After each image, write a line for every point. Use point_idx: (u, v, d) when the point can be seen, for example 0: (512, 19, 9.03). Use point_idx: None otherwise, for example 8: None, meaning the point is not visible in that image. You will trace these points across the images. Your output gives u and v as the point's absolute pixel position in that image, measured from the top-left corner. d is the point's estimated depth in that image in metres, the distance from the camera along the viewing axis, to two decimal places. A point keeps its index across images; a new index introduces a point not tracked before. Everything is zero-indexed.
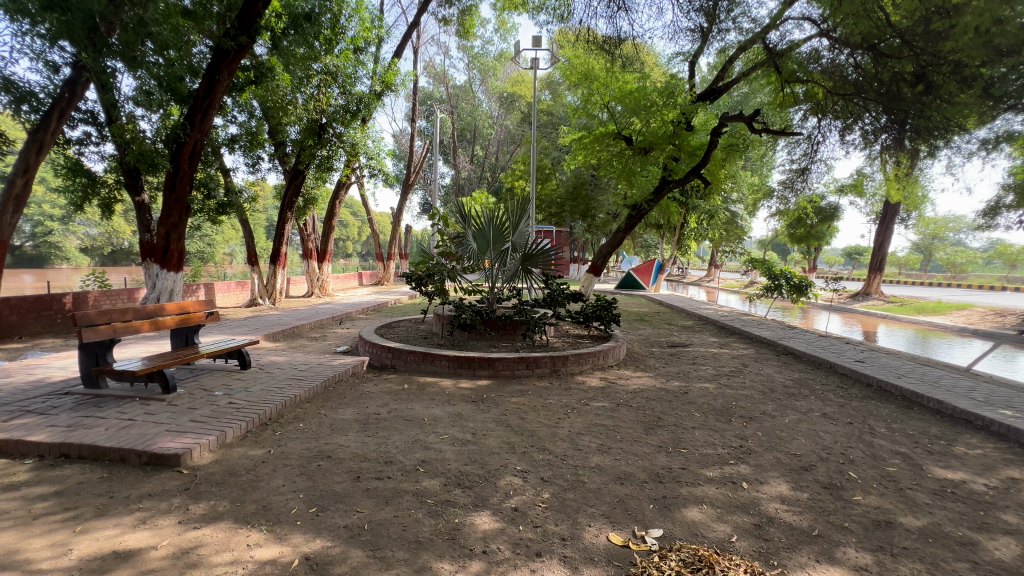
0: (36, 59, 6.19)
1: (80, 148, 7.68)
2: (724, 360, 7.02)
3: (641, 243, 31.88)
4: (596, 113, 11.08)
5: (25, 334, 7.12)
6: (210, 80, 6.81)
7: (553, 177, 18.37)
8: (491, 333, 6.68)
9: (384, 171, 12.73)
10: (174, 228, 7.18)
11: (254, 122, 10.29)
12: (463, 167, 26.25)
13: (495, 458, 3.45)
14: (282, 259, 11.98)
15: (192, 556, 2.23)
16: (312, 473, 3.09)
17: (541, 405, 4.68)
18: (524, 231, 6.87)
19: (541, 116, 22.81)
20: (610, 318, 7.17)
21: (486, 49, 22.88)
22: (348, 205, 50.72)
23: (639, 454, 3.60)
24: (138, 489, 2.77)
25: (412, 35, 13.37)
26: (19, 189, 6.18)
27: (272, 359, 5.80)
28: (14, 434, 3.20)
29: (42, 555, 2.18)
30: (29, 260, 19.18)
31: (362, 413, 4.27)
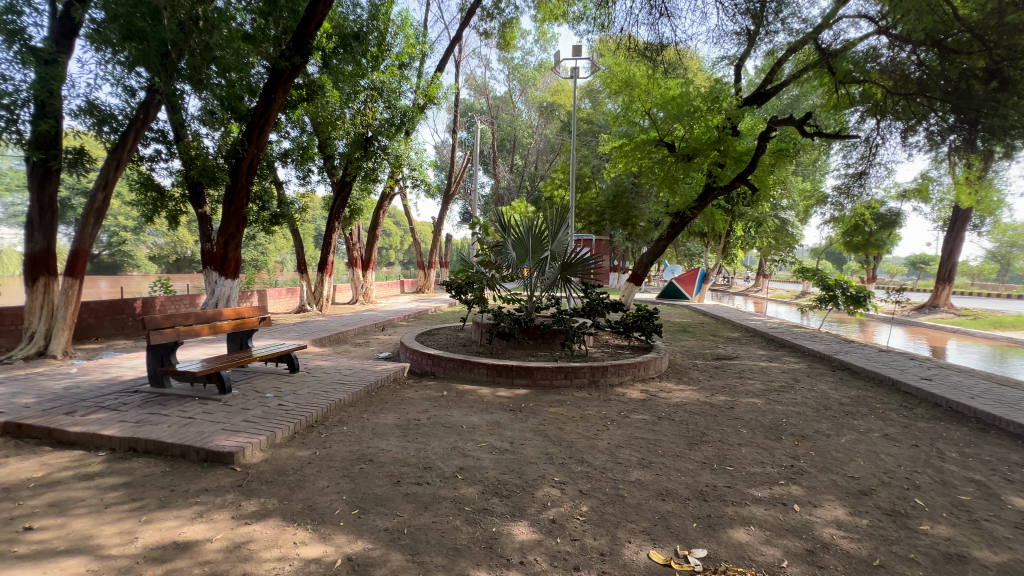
0: (116, 85, 6.79)
1: (152, 164, 8.33)
2: (774, 374, 6.70)
3: (685, 251, 31.14)
4: (638, 120, 10.99)
5: (100, 336, 7.73)
6: (267, 98, 7.22)
7: (594, 185, 18.20)
8: (529, 342, 6.69)
9: (427, 182, 13.05)
10: (232, 238, 7.62)
11: (305, 136, 10.75)
12: (502, 176, 26.61)
13: (534, 468, 3.43)
14: (329, 267, 12.49)
15: (244, 550, 2.34)
16: (355, 475, 3.18)
17: (580, 416, 4.63)
18: (563, 240, 6.88)
19: (581, 125, 22.82)
20: (652, 329, 7.01)
21: (526, 60, 23.21)
22: (392, 215, 52.38)
23: (682, 470, 3.49)
24: (197, 484, 2.94)
25: (454, 49, 13.72)
26: (99, 203, 6.57)
27: (319, 363, 6.03)
28: (89, 427, 3.47)
29: (112, 542, 2.35)
30: (105, 267, 20.86)
31: (404, 418, 4.36)
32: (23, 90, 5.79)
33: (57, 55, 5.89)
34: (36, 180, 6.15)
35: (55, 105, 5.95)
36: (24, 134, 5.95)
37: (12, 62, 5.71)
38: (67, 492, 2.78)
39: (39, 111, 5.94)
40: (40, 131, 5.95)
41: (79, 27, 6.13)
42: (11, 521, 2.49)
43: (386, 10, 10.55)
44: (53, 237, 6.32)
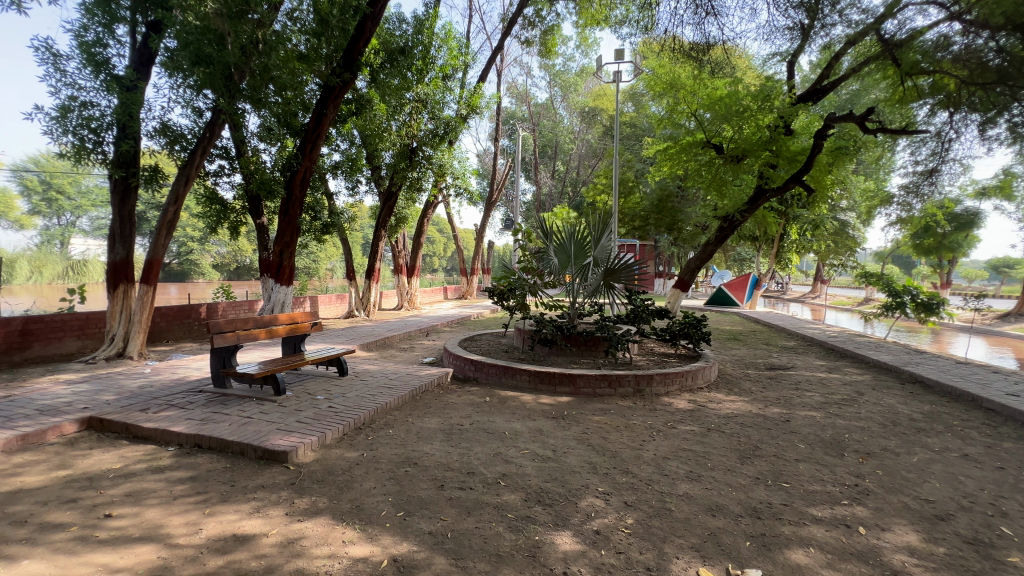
0: (186, 106, 7.34)
1: (216, 179, 8.93)
2: (835, 387, 6.29)
3: (735, 255, 30.01)
4: (683, 122, 10.74)
5: (170, 338, 8.33)
6: (318, 114, 7.58)
7: (637, 189, 17.85)
8: (572, 349, 6.62)
9: (469, 190, 13.27)
10: (287, 246, 8.01)
11: (354, 149, 11.17)
12: (544, 182, 26.72)
13: (577, 477, 3.38)
14: (376, 274, 12.89)
15: (297, 546, 2.44)
16: (400, 477, 3.25)
17: (624, 426, 4.52)
18: (606, 246, 6.84)
19: (624, 129, 22.53)
20: (700, 337, 6.76)
21: (567, 66, 23.20)
22: (436, 222, 53.52)
23: (733, 485, 3.33)
24: (254, 481, 3.10)
25: (496, 59, 13.90)
26: (171, 215, 7.08)
27: (367, 367, 6.23)
28: (160, 423, 3.74)
29: (179, 532, 2.51)
30: (175, 275, 22.57)
31: (447, 423, 4.42)
32: (107, 114, 6.39)
33: (136, 81, 6.46)
34: (118, 196, 6.72)
35: (134, 127, 6.51)
36: (108, 154, 6.53)
37: (98, 89, 6.31)
38: (141, 483, 3.01)
39: (120, 133, 6.52)
40: (121, 152, 6.52)
41: (155, 55, 6.69)
42: (93, 507, 2.71)
43: (431, 24, 10.88)
44: (131, 248, 6.87)
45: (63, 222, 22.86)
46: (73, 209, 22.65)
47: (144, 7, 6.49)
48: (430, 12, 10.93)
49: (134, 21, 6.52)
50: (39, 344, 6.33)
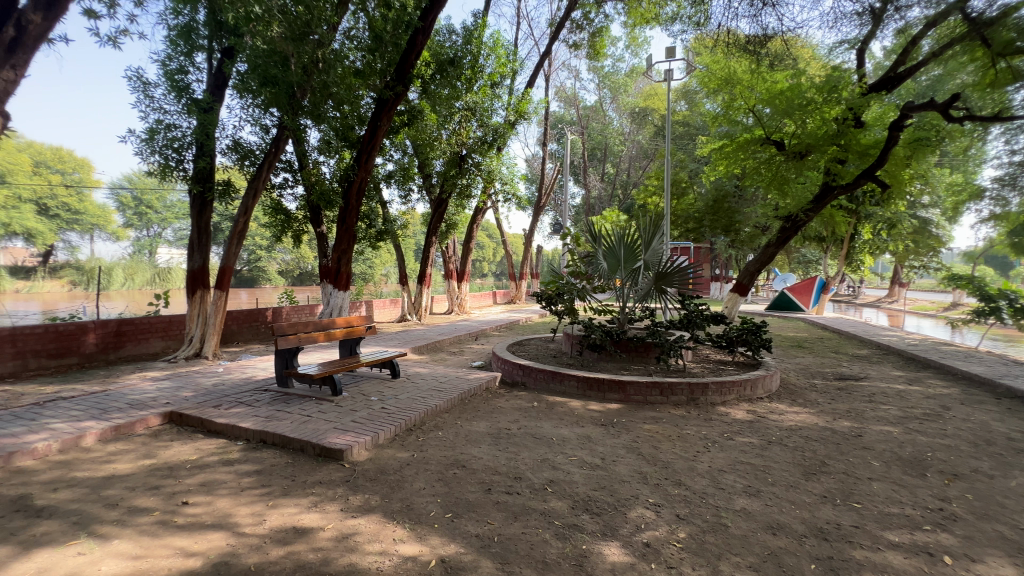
0: (254, 124, 7.89)
1: (281, 191, 9.54)
2: (916, 400, 5.74)
3: (799, 257, 28.28)
4: (740, 119, 10.29)
5: (240, 340, 8.97)
6: (373, 126, 7.89)
7: (691, 190, 17.22)
8: (622, 354, 6.49)
9: (518, 195, 13.37)
10: (344, 253, 8.37)
11: (406, 158, 11.54)
12: (594, 185, 26.48)
13: (626, 487, 3.29)
14: (427, 279, 13.25)
15: (351, 541, 2.54)
16: (449, 479, 3.31)
17: (677, 435, 4.36)
18: (657, 249, 6.63)
19: (676, 128, 21.89)
20: (759, 344, 6.41)
21: (617, 67, 22.89)
22: (486, 227, 54.24)
23: (797, 503, 3.12)
24: (313, 476, 3.27)
25: (544, 64, 13.94)
26: (241, 225, 7.63)
27: (418, 370, 6.40)
28: (230, 420, 4.03)
29: (246, 521, 2.68)
30: (245, 281, 24.33)
31: (495, 427, 4.45)
32: (187, 135, 7.00)
33: (213, 104, 7.04)
34: (196, 209, 7.34)
35: (210, 146, 7.09)
36: (188, 171, 7.14)
37: (180, 112, 6.93)
38: (214, 474, 3.25)
39: (198, 151, 7.11)
40: (200, 168, 7.11)
41: (229, 79, 7.27)
42: (172, 495, 2.96)
43: (479, 33, 11.10)
44: (207, 256, 7.46)
45: (151, 233, 25.32)
46: (160, 222, 25.04)
47: (219, 35, 7.06)
48: (479, 22, 11.15)
49: (211, 48, 7.13)
50: (130, 344, 7.00)
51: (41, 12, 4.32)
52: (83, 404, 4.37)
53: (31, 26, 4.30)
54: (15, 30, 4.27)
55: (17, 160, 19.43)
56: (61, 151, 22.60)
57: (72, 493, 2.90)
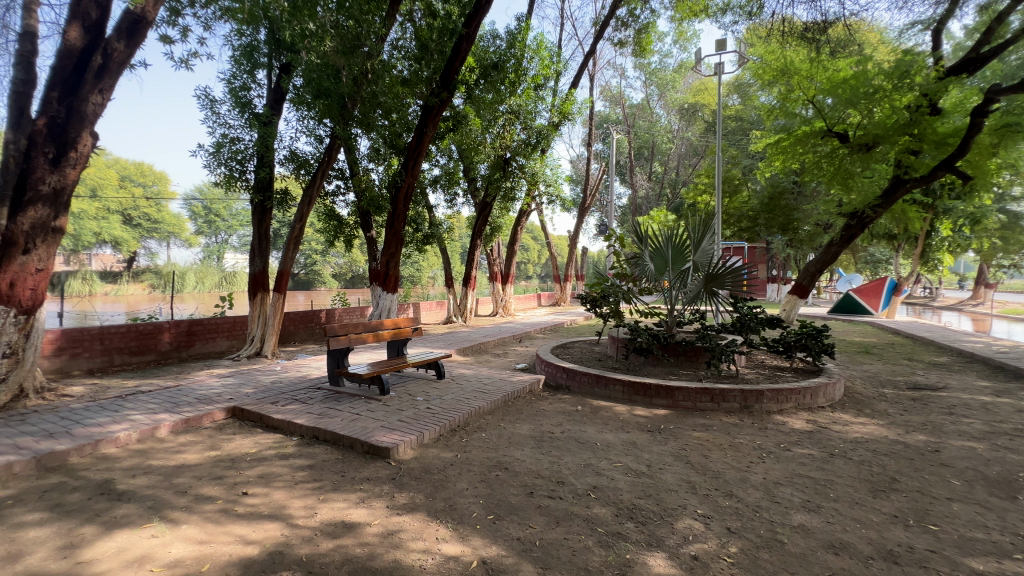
0: (310, 135, 8.29)
1: (334, 198, 9.97)
2: (1006, 414, 5.17)
3: (866, 256, 26.38)
4: (798, 111, 9.74)
5: (296, 340, 9.44)
6: (420, 133, 8.06)
7: (745, 187, 16.48)
8: (669, 359, 6.30)
9: (562, 197, 13.31)
10: (392, 257, 8.63)
11: (452, 163, 11.74)
12: (641, 184, 25.93)
13: (674, 496, 3.18)
14: (472, 281, 13.43)
15: (396, 538, 2.61)
16: (491, 481, 3.33)
17: (728, 444, 4.16)
18: (707, 249, 6.42)
19: (728, 123, 21.02)
20: (820, 349, 6.02)
21: (664, 63, 22.31)
22: (530, 229, 54.24)
23: (863, 521, 2.90)
24: (361, 473, 3.38)
25: (588, 63, 13.78)
26: (297, 231, 8.03)
27: (462, 371, 6.49)
28: (286, 416, 4.24)
29: (299, 513, 2.82)
30: (302, 284, 25.65)
31: (538, 430, 4.43)
32: (249, 147, 7.47)
33: (272, 117, 7.48)
34: (257, 217, 7.77)
35: (269, 157, 7.52)
36: (250, 181, 7.60)
37: (243, 126, 7.41)
38: (271, 467, 3.43)
39: (259, 162, 7.57)
40: (261, 179, 7.56)
41: (286, 93, 7.68)
42: (233, 485, 3.15)
43: (523, 37, 11.15)
44: (267, 260, 7.92)
45: (219, 240, 27.25)
46: (227, 229, 26.95)
47: (278, 52, 7.50)
48: (522, 25, 11.19)
49: (270, 65, 7.56)
50: (199, 342, 7.54)
51: (123, 40, 4.77)
52: (158, 398, 4.76)
53: (115, 53, 4.75)
54: (103, 58, 4.72)
55: (105, 176, 21.49)
56: (142, 166, 24.84)
57: (148, 479, 3.16)
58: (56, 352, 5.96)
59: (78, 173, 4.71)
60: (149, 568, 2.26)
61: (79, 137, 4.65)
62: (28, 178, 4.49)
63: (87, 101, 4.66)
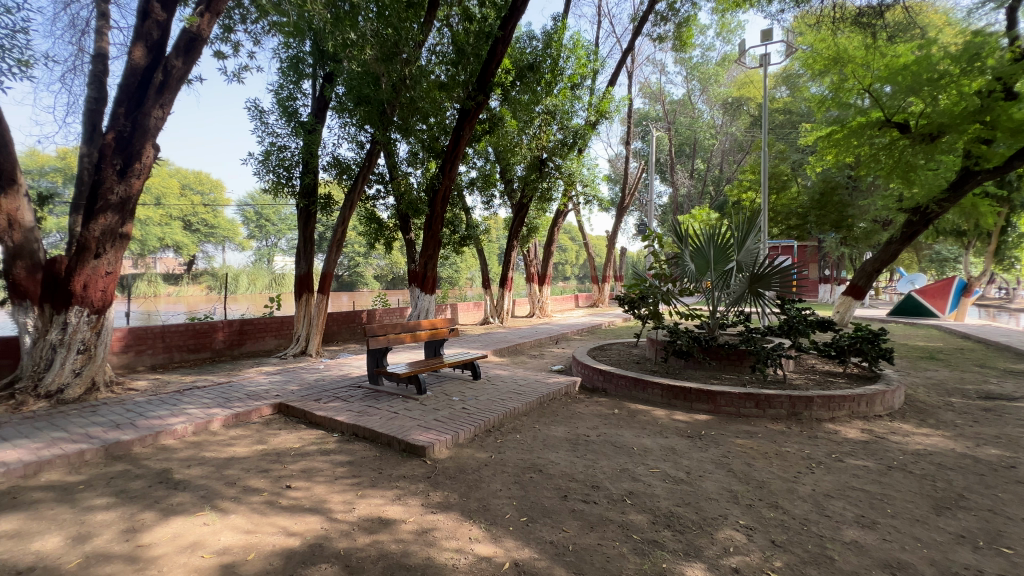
0: (351, 141, 8.57)
1: (375, 202, 10.27)
2: None
3: (931, 254, 24.54)
4: (852, 101, 9.20)
5: (339, 340, 9.79)
6: (456, 136, 8.16)
7: (794, 182, 15.74)
8: (711, 362, 6.09)
9: (599, 197, 13.15)
10: (430, 258, 8.77)
11: (488, 165, 11.81)
12: (682, 182, 25.23)
13: (714, 505, 3.06)
14: (509, 282, 13.48)
15: (430, 536, 2.64)
16: (525, 483, 3.32)
17: (774, 453, 3.97)
18: (752, 249, 6.17)
19: (776, 116, 20.12)
20: (877, 354, 5.66)
21: (706, 57, 21.69)
22: (567, 230, 53.83)
23: (925, 541, 2.69)
24: (398, 470, 3.45)
25: (627, 60, 13.56)
26: (339, 234, 8.30)
27: (498, 372, 6.51)
28: (328, 413, 4.40)
29: (338, 508, 2.91)
30: (346, 285, 26.57)
31: (573, 433, 4.38)
32: (295, 154, 7.81)
33: (316, 125, 7.78)
34: (303, 221, 8.10)
35: (313, 163, 7.83)
36: (297, 186, 7.94)
37: (289, 134, 7.76)
38: (313, 462, 3.56)
39: (304, 168, 7.90)
40: (306, 184, 7.88)
41: (329, 101, 7.97)
42: (278, 478, 3.29)
43: (559, 36, 11.10)
44: (311, 263, 8.24)
45: (269, 243, 28.64)
46: (276, 233, 28.33)
47: (322, 62, 7.79)
48: (558, 25, 11.14)
49: (315, 75, 7.87)
50: (250, 341, 7.95)
51: (182, 58, 5.09)
52: (211, 393, 5.04)
53: (174, 70, 5.06)
54: (163, 75, 5.06)
55: (168, 185, 23.04)
56: (201, 175, 26.48)
57: (201, 470, 3.35)
58: (123, 349, 6.43)
59: (143, 183, 5.04)
60: (200, 554, 2.39)
61: (142, 149, 4.99)
62: (99, 188, 4.87)
63: (149, 115, 5.00)
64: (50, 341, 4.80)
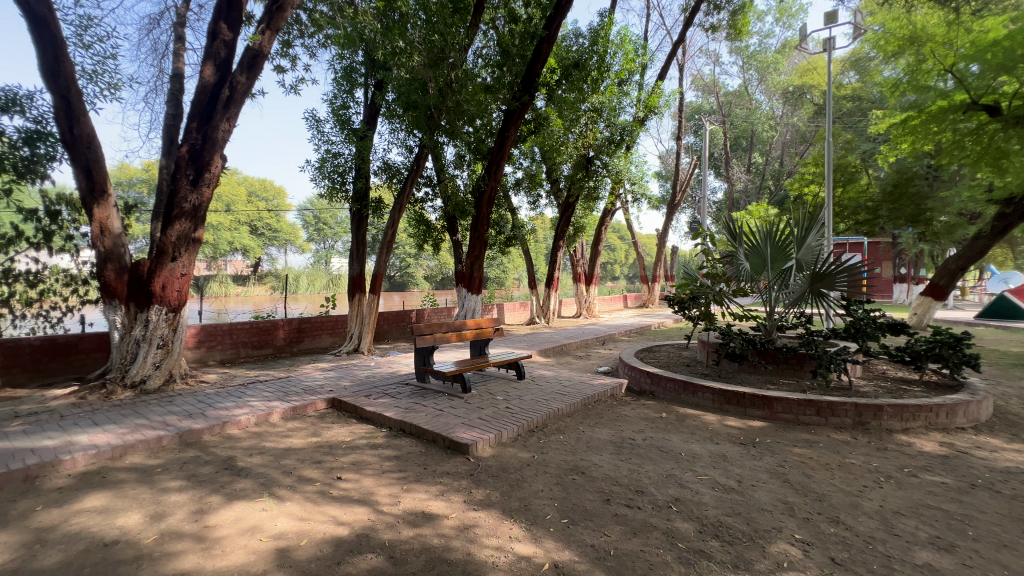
0: (401, 146, 8.85)
1: (424, 204, 10.56)
2: None
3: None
4: (932, 84, 8.41)
5: (390, 338, 10.14)
6: (502, 137, 8.20)
7: (863, 174, 14.64)
8: (768, 367, 5.78)
9: (648, 195, 12.82)
10: (476, 259, 8.87)
11: (534, 165, 11.81)
12: (738, 177, 24.07)
13: (767, 517, 2.91)
14: (555, 282, 13.42)
15: (472, 532, 2.68)
16: (567, 484, 3.30)
17: (837, 464, 3.71)
18: (814, 247, 5.71)
19: (843, 104, 18.78)
20: (960, 361, 5.15)
21: (764, 44, 20.61)
22: (615, 228, 52.86)
23: (1013, 569, 2.41)
24: (442, 467, 3.53)
25: (677, 53, 13.13)
26: (390, 236, 8.59)
27: (542, 373, 6.49)
28: (377, 408, 4.57)
29: (385, 501, 3.02)
30: (397, 286, 27.47)
31: (618, 436, 4.30)
32: (349, 160, 8.18)
33: (367, 132, 8.10)
34: (356, 224, 8.45)
35: (365, 168, 8.15)
36: (350, 191, 8.30)
37: (343, 141, 8.13)
38: (362, 456, 3.71)
39: (357, 174, 8.25)
40: (358, 189, 8.21)
41: (380, 108, 8.27)
42: (330, 469, 3.46)
43: (606, 32, 10.92)
44: (363, 264, 8.57)
45: (327, 246, 30.12)
46: (334, 236, 29.75)
47: (373, 71, 8.10)
48: (605, 21, 10.97)
49: (366, 83, 8.19)
50: (308, 338, 8.40)
51: (246, 73, 5.45)
52: (272, 387, 5.38)
53: (239, 85, 5.43)
54: (230, 90, 5.44)
55: (237, 193, 24.76)
56: (265, 182, 28.27)
57: (262, 459, 3.58)
58: (197, 344, 6.99)
59: (212, 191, 5.45)
60: (258, 537, 2.56)
61: (211, 160, 5.39)
62: (175, 197, 5.32)
63: (218, 128, 5.40)
64: (135, 336, 5.30)
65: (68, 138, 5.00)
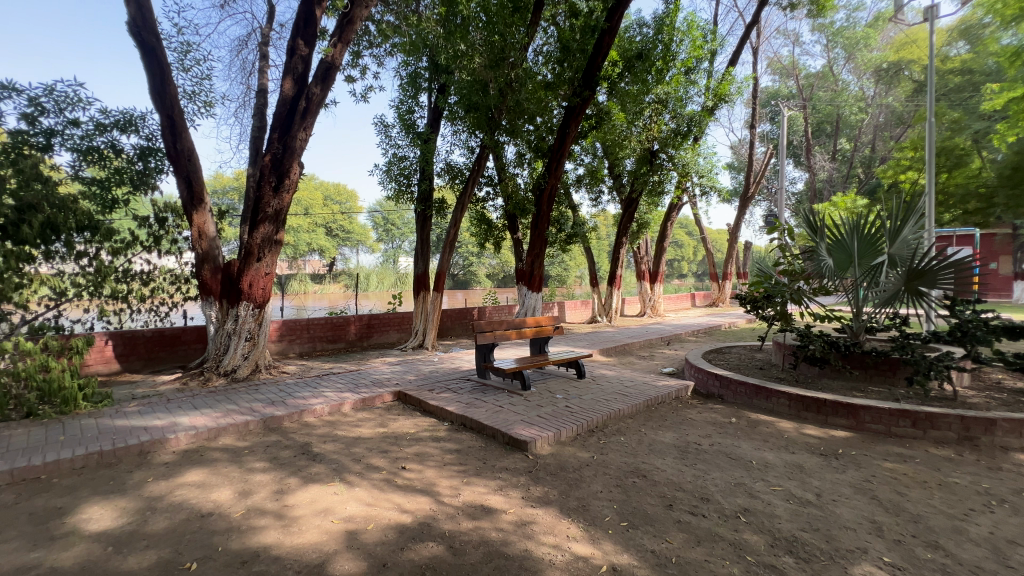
0: (463, 147, 9.06)
1: (485, 204, 10.74)
2: None
3: None
4: None
5: (453, 335, 10.42)
6: (563, 134, 8.13)
7: (973, 157, 12.94)
8: (853, 372, 5.29)
9: (717, 187, 12.16)
10: (537, 257, 8.87)
11: (596, 161, 11.60)
12: (822, 165, 22.17)
13: (850, 535, 2.67)
14: (618, 280, 13.11)
15: (529, 528, 2.70)
16: (627, 487, 3.22)
17: (936, 483, 3.32)
18: (910, 239, 5.18)
19: (949, 79, 16.68)
20: None
21: (853, 19, 18.80)
22: (682, 224, 50.67)
23: None
24: (501, 462, 3.58)
25: (750, 36, 12.32)
26: (452, 235, 8.83)
27: (603, 372, 6.37)
28: (439, 403, 4.72)
29: (446, 492, 3.11)
30: (461, 283, 28.15)
31: (683, 440, 4.13)
32: (414, 163, 8.49)
33: (431, 135, 8.37)
34: (420, 224, 8.76)
35: (429, 170, 8.43)
36: (415, 193, 8.62)
37: (408, 144, 8.47)
38: (425, 448, 3.86)
39: (422, 175, 8.55)
40: (422, 190, 8.51)
41: (442, 111, 8.51)
42: (395, 459, 3.63)
43: (671, 19, 10.50)
44: (427, 262, 8.87)
45: (395, 245, 31.49)
46: (401, 236, 31.06)
47: (436, 76, 8.35)
48: (671, 7, 10.54)
49: (429, 87, 8.46)
50: (377, 334, 8.84)
51: (320, 85, 5.83)
52: (344, 380, 5.72)
53: (314, 97, 5.82)
54: (306, 101, 5.85)
55: (314, 197, 26.54)
56: (339, 187, 30.12)
57: (334, 446, 3.82)
58: (279, 338, 7.61)
59: (291, 196, 5.90)
60: (331, 519, 2.73)
61: (290, 168, 5.83)
62: (259, 202, 5.81)
63: (296, 138, 5.83)
64: (226, 330, 5.85)
65: (172, 152, 5.61)
